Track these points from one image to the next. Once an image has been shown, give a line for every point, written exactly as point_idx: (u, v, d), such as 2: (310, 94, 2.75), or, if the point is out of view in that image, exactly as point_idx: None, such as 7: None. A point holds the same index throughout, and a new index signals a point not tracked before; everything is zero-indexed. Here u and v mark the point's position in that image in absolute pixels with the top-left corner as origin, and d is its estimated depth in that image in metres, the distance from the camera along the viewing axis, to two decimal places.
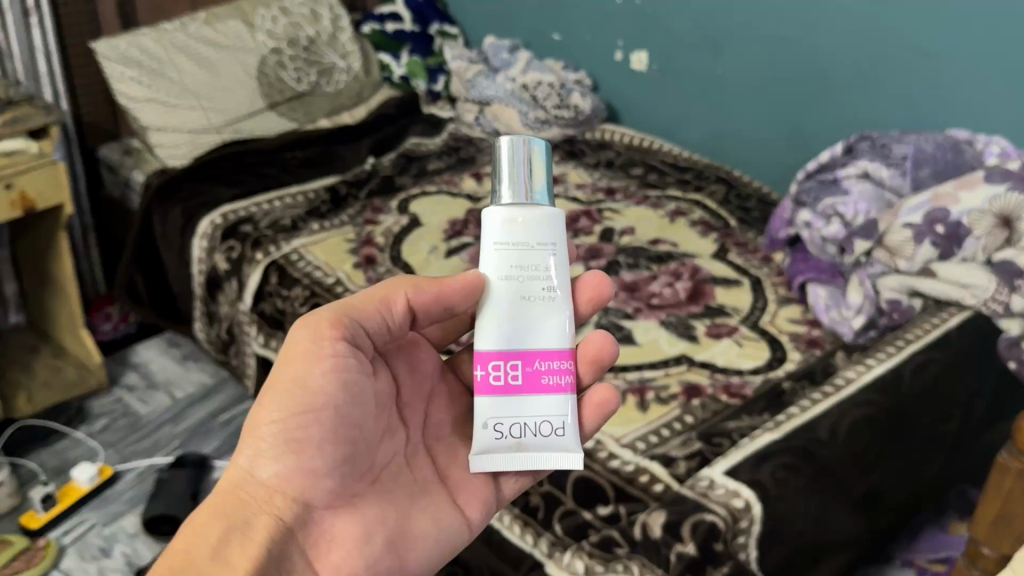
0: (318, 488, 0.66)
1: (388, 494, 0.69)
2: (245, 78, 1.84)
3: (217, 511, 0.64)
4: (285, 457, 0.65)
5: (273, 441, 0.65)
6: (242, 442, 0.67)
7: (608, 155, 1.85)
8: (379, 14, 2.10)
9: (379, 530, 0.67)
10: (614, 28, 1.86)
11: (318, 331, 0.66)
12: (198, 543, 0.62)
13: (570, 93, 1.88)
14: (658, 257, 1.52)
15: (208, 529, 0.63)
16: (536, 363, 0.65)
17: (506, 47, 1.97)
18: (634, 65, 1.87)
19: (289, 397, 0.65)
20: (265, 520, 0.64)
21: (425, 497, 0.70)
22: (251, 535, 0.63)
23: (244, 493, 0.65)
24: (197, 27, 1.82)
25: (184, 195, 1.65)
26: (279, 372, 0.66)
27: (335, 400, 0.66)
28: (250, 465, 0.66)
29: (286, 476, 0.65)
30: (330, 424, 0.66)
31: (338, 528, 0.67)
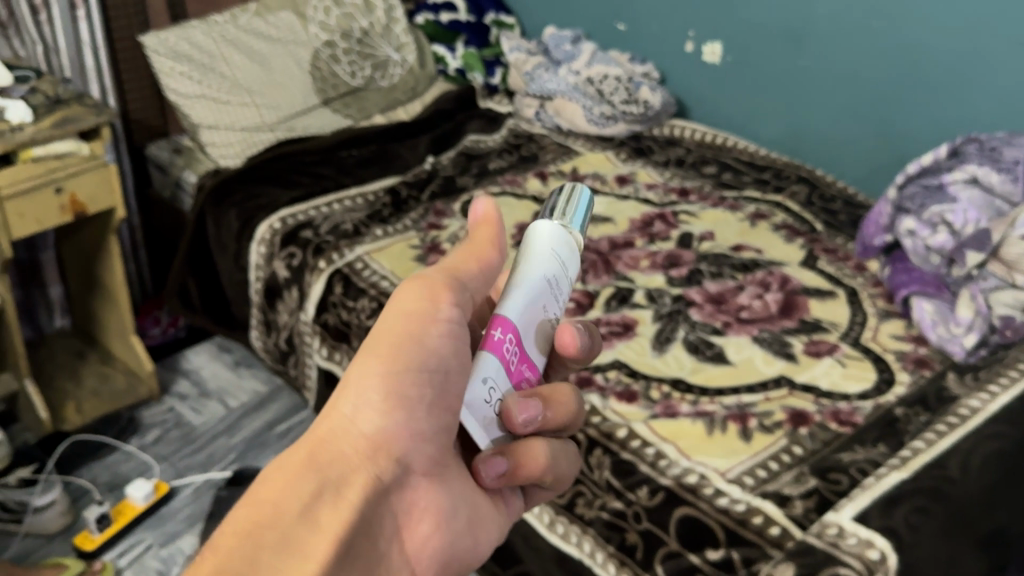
0: (421, 454, 0.60)
1: (468, 471, 0.65)
2: (297, 72, 1.77)
3: (307, 465, 0.56)
4: (391, 410, 0.59)
5: (383, 398, 0.58)
6: (344, 388, 0.58)
7: (680, 152, 1.75)
8: (432, 3, 2.00)
9: (466, 510, 0.63)
10: (684, 17, 1.76)
11: (435, 290, 0.62)
12: (286, 495, 0.53)
13: (639, 87, 1.78)
14: (744, 265, 1.42)
15: (297, 483, 0.54)
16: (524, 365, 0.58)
17: (568, 39, 1.88)
18: (706, 57, 1.77)
19: (406, 347, 0.59)
20: (362, 478, 0.57)
21: (493, 480, 0.67)
22: (342, 492, 0.56)
23: (339, 450, 0.57)
24: (248, 19, 1.75)
25: (240, 197, 1.57)
26: (400, 318, 0.61)
27: (451, 362, 0.60)
28: (353, 414, 0.58)
29: (390, 436, 0.59)
30: (444, 386, 0.60)
31: (426, 503, 0.61)
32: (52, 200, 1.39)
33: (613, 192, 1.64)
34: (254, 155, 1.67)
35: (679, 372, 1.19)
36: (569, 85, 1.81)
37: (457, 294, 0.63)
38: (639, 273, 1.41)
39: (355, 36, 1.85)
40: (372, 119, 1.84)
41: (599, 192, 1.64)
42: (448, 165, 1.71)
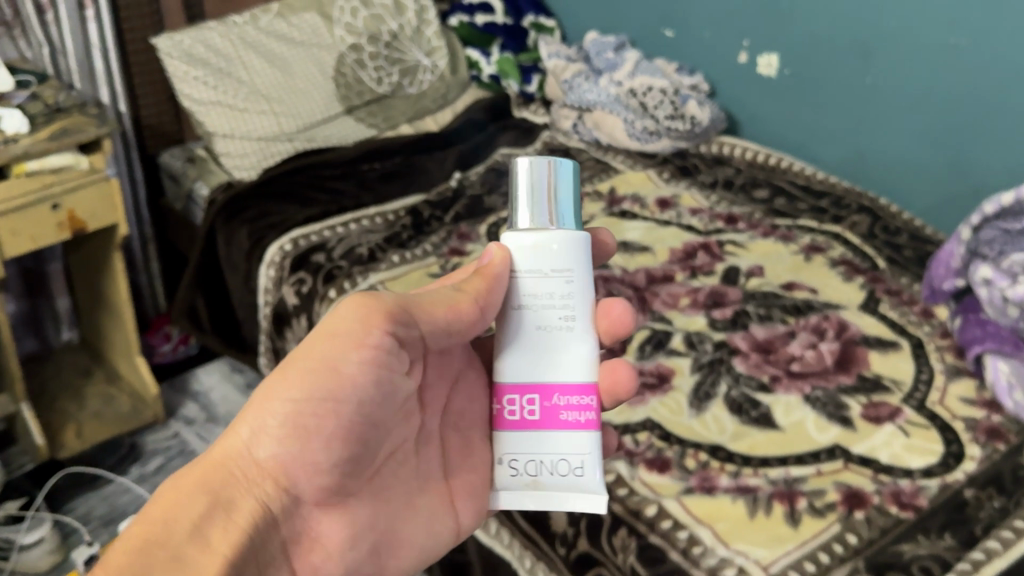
0: (318, 484, 0.62)
1: (384, 495, 0.66)
2: (319, 78, 1.66)
3: (199, 486, 0.60)
4: (289, 441, 0.60)
5: (279, 428, 0.60)
6: (251, 414, 0.60)
7: (728, 173, 1.61)
8: (468, 4, 1.87)
9: (369, 538, 0.65)
10: (737, 25, 1.62)
11: (369, 316, 0.61)
12: (170, 515, 0.57)
13: (686, 101, 1.64)
14: (795, 307, 1.29)
15: (183, 505, 0.58)
16: (554, 397, 0.61)
17: (611, 46, 1.74)
18: (761, 69, 1.62)
19: (310, 380, 0.60)
20: (249, 505, 0.60)
21: (426, 498, 0.68)
22: (227, 519, 0.59)
23: (233, 477, 0.60)
24: (270, 21, 1.65)
25: (252, 213, 1.47)
26: (315, 351, 0.61)
27: (364, 394, 0.61)
28: (251, 441, 0.61)
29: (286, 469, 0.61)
30: (353, 418, 0.61)
31: (326, 527, 0.64)
32: (48, 216, 1.30)
33: (653, 217, 1.51)
34: (271, 168, 1.57)
35: (719, 437, 1.06)
36: (610, 96, 1.68)
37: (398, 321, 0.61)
38: (678, 313, 1.27)
39: (383, 39, 1.73)
40: (398, 129, 1.72)
41: (637, 216, 1.51)
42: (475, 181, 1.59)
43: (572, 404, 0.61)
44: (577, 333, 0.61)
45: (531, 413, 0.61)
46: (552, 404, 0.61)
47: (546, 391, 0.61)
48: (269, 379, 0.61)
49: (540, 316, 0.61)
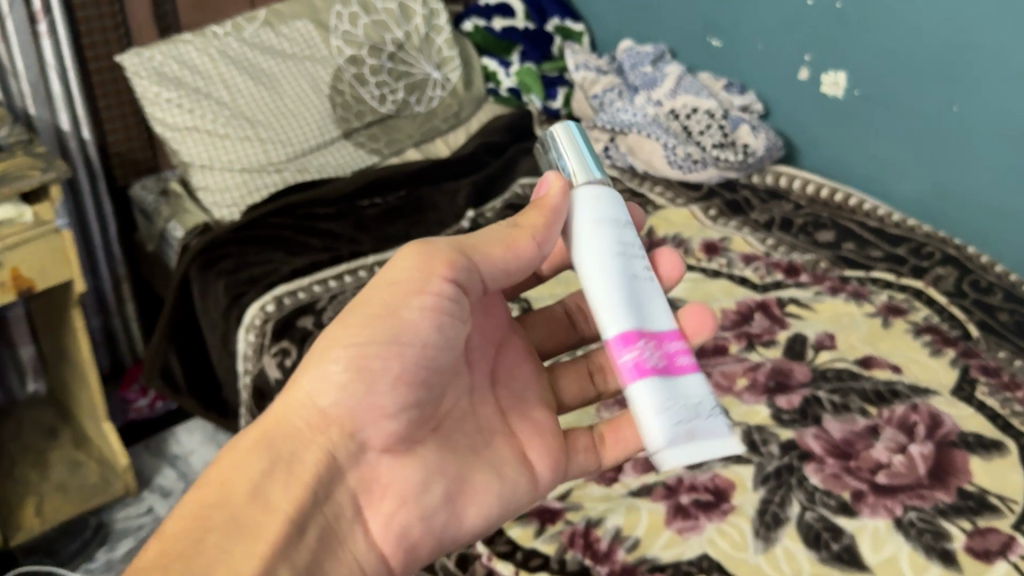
0: (386, 430, 0.62)
1: (449, 443, 0.66)
2: (311, 96, 1.44)
3: (262, 444, 0.60)
4: (352, 387, 0.61)
5: (342, 375, 0.60)
6: (315, 366, 0.61)
7: (785, 209, 1.39)
8: (484, 6, 1.66)
9: (441, 485, 0.64)
10: (795, 36, 1.39)
11: (430, 262, 0.60)
12: (238, 472, 0.58)
13: (738, 126, 1.40)
14: (876, 392, 1.07)
15: (251, 460, 0.59)
16: (668, 343, 0.62)
17: (649, 57, 1.51)
18: (825, 89, 1.39)
19: (367, 328, 0.60)
20: (315, 453, 0.60)
21: (489, 450, 0.67)
22: (293, 468, 0.60)
23: (294, 427, 0.61)
24: (256, 33, 1.44)
25: (230, 263, 1.26)
26: (369, 302, 0.61)
27: (423, 340, 0.61)
28: (315, 390, 0.61)
29: (346, 414, 0.61)
30: (417, 362, 0.61)
31: (393, 477, 0.63)
32: None
33: (699, 267, 1.29)
34: (255, 205, 1.36)
35: None
36: (647, 117, 1.46)
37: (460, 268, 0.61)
38: (735, 400, 1.05)
39: (386, 50, 1.52)
40: (403, 154, 1.50)
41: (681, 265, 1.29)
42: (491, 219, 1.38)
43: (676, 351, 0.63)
44: (654, 285, 0.64)
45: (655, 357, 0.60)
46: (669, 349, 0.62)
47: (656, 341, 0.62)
48: (329, 328, 0.61)
49: (631, 267, 0.63)
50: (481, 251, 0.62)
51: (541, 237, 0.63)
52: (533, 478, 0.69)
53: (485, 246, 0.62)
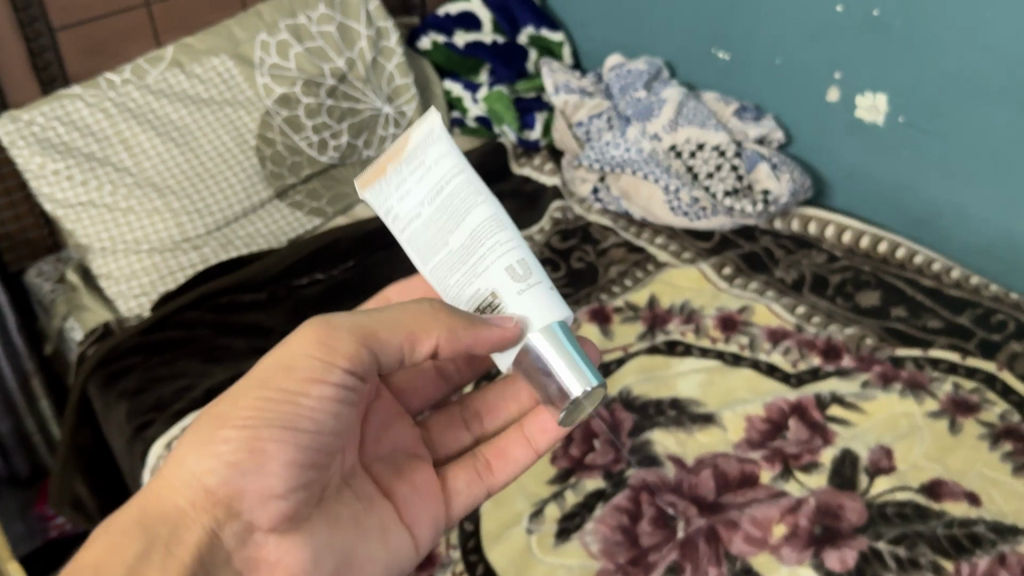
0: (275, 509, 0.57)
1: (337, 520, 0.61)
2: (235, 151, 1.20)
3: (140, 525, 0.55)
4: (239, 468, 0.56)
5: (230, 454, 0.56)
6: (200, 443, 0.57)
7: (815, 264, 1.14)
8: (444, 18, 1.40)
9: (330, 559, 0.59)
10: (821, 50, 1.13)
11: (326, 352, 0.57)
12: (115, 555, 0.53)
13: (756, 165, 1.13)
14: (953, 536, 0.83)
15: (127, 542, 0.54)
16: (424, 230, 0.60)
17: (645, 77, 1.25)
18: (859, 113, 1.13)
19: (260, 412, 0.57)
20: (196, 533, 0.56)
21: (373, 517, 0.63)
22: (172, 549, 0.55)
23: (177, 506, 0.56)
24: (162, 76, 1.18)
25: (135, 380, 1.03)
26: (265, 384, 0.57)
27: (320, 430, 0.58)
28: (201, 473, 0.56)
29: (233, 491, 0.57)
30: (302, 448, 0.57)
31: (283, 558, 0.58)
32: None
33: (714, 350, 1.04)
34: (166, 297, 1.11)
35: None
36: (642, 152, 1.20)
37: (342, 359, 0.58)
38: (772, 558, 0.81)
39: (325, 84, 1.27)
40: (353, 210, 1.27)
41: (691, 349, 1.05)
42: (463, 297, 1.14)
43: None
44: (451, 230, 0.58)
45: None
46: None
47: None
48: (223, 401, 0.58)
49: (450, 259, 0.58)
50: (388, 333, 0.58)
51: (441, 341, 0.57)
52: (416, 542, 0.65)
53: (386, 331, 0.58)
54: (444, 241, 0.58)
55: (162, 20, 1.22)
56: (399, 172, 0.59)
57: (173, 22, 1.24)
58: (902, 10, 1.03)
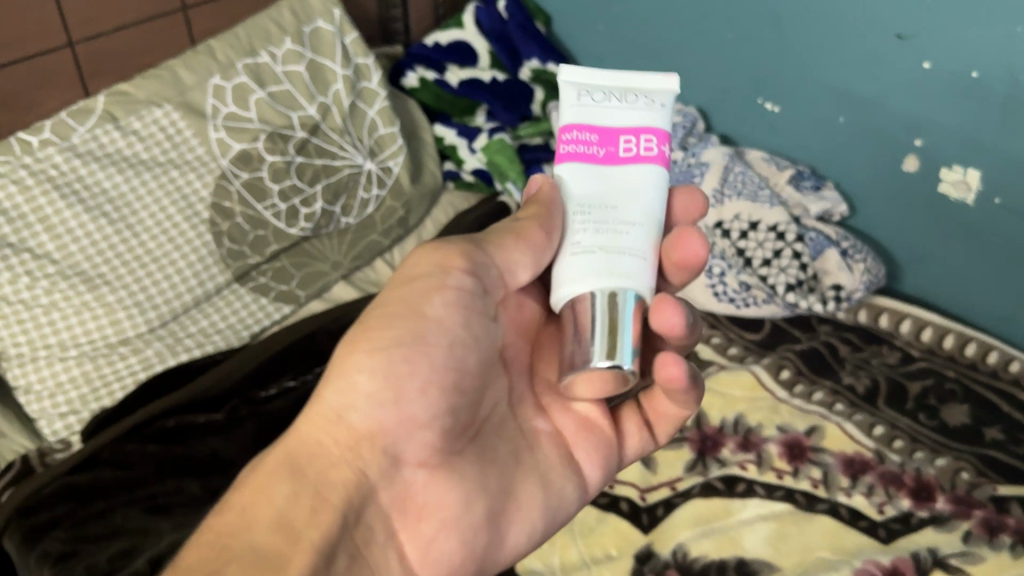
0: (423, 445, 0.51)
1: (487, 456, 0.54)
2: (184, 227, 0.98)
3: (286, 466, 0.47)
4: (382, 399, 0.49)
5: (366, 389, 0.49)
6: (333, 373, 0.50)
7: (886, 365, 0.97)
8: (432, 49, 1.19)
9: (479, 504, 0.52)
10: (896, 111, 0.95)
11: (442, 258, 0.52)
12: (262, 500, 0.45)
13: (823, 252, 0.95)
14: None
15: (277, 485, 0.46)
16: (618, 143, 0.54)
17: (678, 133, 1.05)
18: (945, 190, 0.94)
19: (393, 330, 0.51)
20: (346, 477, 0.48)
21: (531, 455, 0.57)
22: (325, 496, 0.47)
23: (320, 448, 0.48)
24: (90, 134, 0.95)
25: (59, 541, 0.79)
26: (389, 303, 0.52)
27: (451, 339, 0.52)
28: (341, 405, 0.49)
29: (381, 429, 0.49)
30: (442, 368, 0.51)
31: (434, 499, 0.51)
32: None
33: (782, 489, 0.85)
34: (93, 429, 0.89)
35: None
36: None
37: (473, 260, 0.53)
38: None
39: (294, 138, 1.05)
40: (330, 292, 1.06)
41: (754, 487, 0.85)
42: None
43: (588, 135, 0.54)
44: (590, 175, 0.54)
45: (594, 151, 0.54)
46: (617, 142, 0.54)
47: (612, 162, 0.54)
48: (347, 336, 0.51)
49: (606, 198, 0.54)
50: (491, 241, 0.54)
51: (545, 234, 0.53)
52: (586, 486, 0.59)
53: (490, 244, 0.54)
54: None
55: (90, 63, 0.98)
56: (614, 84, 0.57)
57: (104, 63, 1.00)
58: (1008, 76, 0.85)
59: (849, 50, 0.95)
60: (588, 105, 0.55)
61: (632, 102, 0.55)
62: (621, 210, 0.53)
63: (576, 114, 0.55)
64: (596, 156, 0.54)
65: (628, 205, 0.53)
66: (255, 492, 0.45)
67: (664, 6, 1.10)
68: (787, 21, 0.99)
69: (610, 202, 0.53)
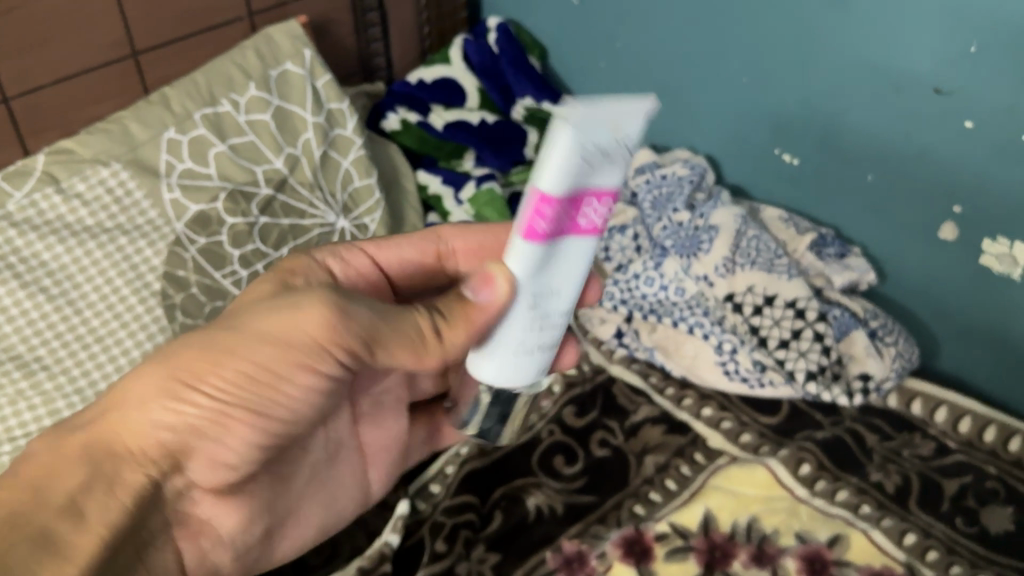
0: (215, 477, 0.50)
1: (282, 474, 0.56)
2: (131, 300, 0.87)
3: (83, 450, 0.44)
4: (209, 427, 0.47)
5: (190, 427, 0.46)
6: (164, 378, 0.45)
7: (919, 459, 0.86)
8: (413, 88, 1.10)
9: (264, 521, 0.55)
10: (929, 173, 0.84)
11: (327, 337, 0.45)
12: (52, 475, 0.43)
13: (851, 335, 0.84)
14: None
15: (70, 465, 0.44)
16: (584, 215, 0.38)
17: (686, 188, 0.95)
18: (987, 261, 0.83)
19: (247, 380, 0.46)
20: (138, 482, 0.46)
21: (327, 471, 0.59)
22: (115, 492, 0.44)
23: (134, 441, 0.45)
24: (28, 200, 0.85)
25: None
26: (260, 360, 0.46)
27: (292, 413, 0.49)
28: (154, 418, 0.45)
29: (184, 450, 0.47)
30: (273, 420, 0.48)
31: (218, 519, 0.52)
32: None
33: None
34: None
35: None
36: (686, 294, 0.92)
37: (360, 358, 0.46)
38: None
39: (259, 196, 0.96)
40: None
41: None
42: (442, 509, 0.83)
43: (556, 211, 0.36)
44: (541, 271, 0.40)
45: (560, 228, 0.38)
46: (580, 209, 0.38)
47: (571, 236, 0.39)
48: (202, 341, 0.46)
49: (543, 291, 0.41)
50: (400, 346, 0.46)
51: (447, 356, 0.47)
52: (370, 492, 0.63)
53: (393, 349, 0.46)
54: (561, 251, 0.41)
55: (30, 120, 0.88)
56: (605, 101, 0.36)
57: (45, 119, 0.89)
58: None
59: (877, 103, 0.84)
60: (568, 167, 0.35)
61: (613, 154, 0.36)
62: (564, 301, 0.42)
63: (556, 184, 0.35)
64: (553, 232, 0.38)
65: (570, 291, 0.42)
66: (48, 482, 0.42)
67: (672, 47, 0.99)
68: (812, 67, 0.88)
69: (555, 296, 0.41)
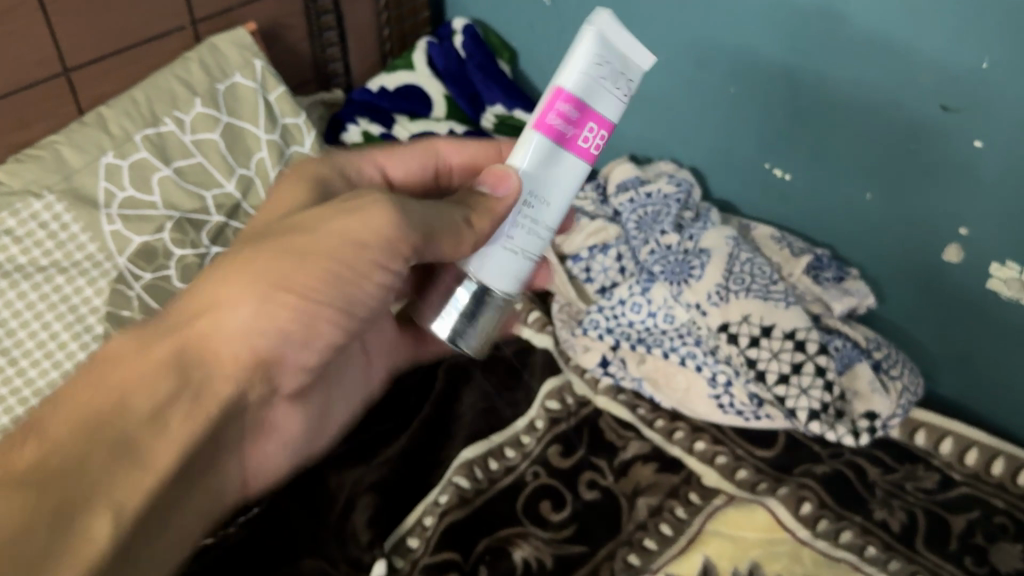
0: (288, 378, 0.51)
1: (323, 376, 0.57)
2: (70, 346, 0.77)
3: (175, 342, 0.43)
4: (271, 327, 0.45)
5: (253, 320, 0.45)
6: (242, 279, 0.44)
7: (924, 492, 0.81)
8: (372, 98, 1.03)
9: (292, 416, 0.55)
10: (936, 192, 0.78)
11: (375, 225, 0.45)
12: (124, 367, 0.41)
13: (852, 366, 0.79)
14: None
15: (146, 370, 0.41)
16: (587, 123, 0.46)
17: (676, 206, 0.89)
18: (995, 283, 0.78)
19: (299, 270, 0.45)
20: (226, 389, 0.45)
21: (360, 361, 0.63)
22: (202, 398, 0.43)
23: (212, 351, 0.44)
24: None
25: None
26: (313, 248, 0.45)
27: (355, 299, 0.48)
28: (238, 330, 0.45)
29: (283, 336, 0.47)
30: (351, 296, 0.48)
31: (277, 416, 0.54)
32: None
33: None
34: None
35: None
36: (676, 321, 0.87)
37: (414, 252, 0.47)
38: None
39: (209, 224, 0.87)
40: None
41: None
42: (421, 566, 0.77)
43: (570, 111, 0.46)
44: (549, 188, 0.47)
45: (567, 131, 0.46)
46: (586, 125, 0.46)
47: (576, 148, 0.47)
48: (254, 264, 0.45)
49: (540, 189, 0.47)
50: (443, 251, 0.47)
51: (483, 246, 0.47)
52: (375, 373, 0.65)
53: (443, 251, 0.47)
54: (561, 158, 0.47)
55: None
56: (619, 55, 0.47)
57: None
58: None
59: (880, 117, 0.78)
60: (586, 74, 0.45)
61: (618, 84, 0.47)
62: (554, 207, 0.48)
63: (574, 83, 0.45)
64: (565, 137, 0.46)
65: (561, 200, 0.48)
66: (134, 366, 0.41)
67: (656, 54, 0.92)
68: (804, 78, 0.82)
69: (548, 197, 0.47)
